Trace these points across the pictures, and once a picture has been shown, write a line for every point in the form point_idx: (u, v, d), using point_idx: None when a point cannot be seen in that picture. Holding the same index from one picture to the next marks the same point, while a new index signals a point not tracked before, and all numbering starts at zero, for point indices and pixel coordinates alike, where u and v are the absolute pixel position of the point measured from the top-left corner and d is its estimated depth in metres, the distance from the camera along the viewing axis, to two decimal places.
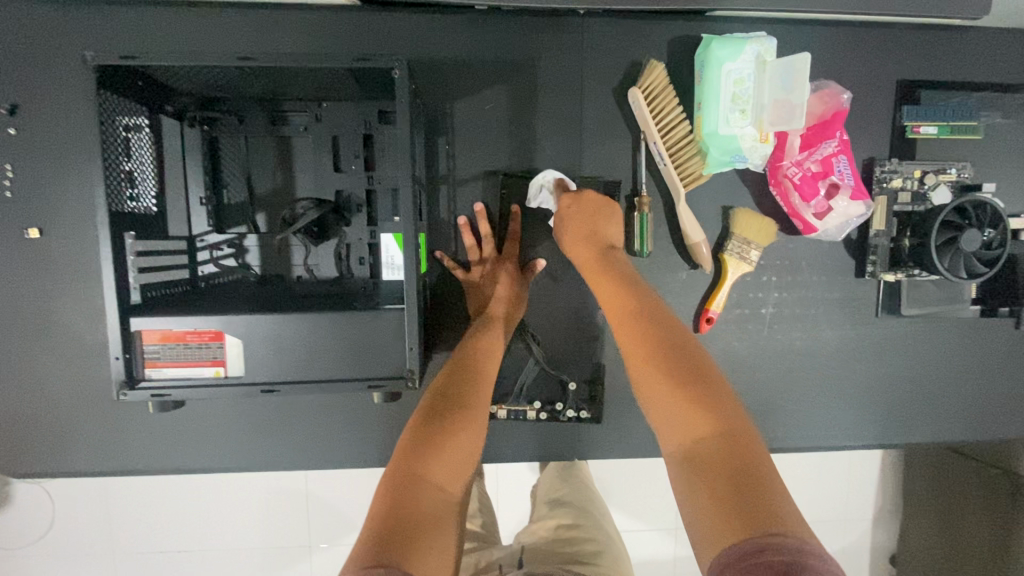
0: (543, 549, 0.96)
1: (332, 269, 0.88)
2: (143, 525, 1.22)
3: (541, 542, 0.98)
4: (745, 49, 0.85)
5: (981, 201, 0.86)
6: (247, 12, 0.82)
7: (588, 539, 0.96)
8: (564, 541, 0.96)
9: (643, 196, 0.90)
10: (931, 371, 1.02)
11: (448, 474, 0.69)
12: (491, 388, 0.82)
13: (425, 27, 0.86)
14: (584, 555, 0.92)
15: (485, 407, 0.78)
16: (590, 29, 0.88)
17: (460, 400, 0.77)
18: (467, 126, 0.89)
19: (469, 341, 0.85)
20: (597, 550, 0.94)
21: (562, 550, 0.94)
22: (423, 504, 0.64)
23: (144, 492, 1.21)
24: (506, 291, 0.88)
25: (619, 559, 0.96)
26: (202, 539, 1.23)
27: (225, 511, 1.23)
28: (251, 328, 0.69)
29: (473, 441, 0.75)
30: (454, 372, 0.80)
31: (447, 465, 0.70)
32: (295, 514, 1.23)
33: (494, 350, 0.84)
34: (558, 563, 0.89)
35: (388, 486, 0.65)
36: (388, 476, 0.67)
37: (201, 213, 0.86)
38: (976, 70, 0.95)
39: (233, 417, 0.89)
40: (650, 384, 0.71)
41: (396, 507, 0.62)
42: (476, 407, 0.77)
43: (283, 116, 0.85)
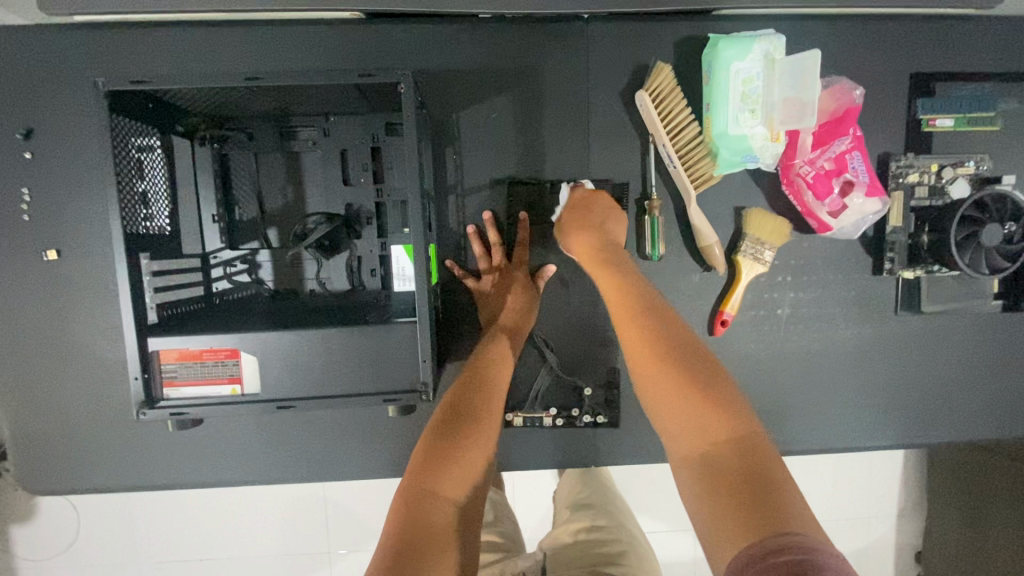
0: (568, 554, 0.95)
1: (343, 282, 0.88)
2: (166, 537, 1.24)
3: (564, 547, 0.98)
4: (753, 49, 0.84)
5: (1002, 195, 0.84)
6: (254, 30, 0.83)
7: (611, 540, 0.96)
8: (588, 544, 0.95)
9: (654, 199, 0.89)
10: (953, 367, 0.99)
11: (461, 489, 0.70)
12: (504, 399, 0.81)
13: (429, 38, 0.86)
14: (610, 557, 0.91)
15: (496, 418, 0.78)
16: (594, 33, 0.88)
17: (474, 414, 0.76)
18: (473, 135, 0.89)
19: (482, 351, 0.84)
20: (622, 551, 0.93)
21: (587, 554, 0.93)
22: (436, 520, 0.65)
23: (167, 504, 1.23)
24: (515, 300, 0.89)
25: (644, 558, 0.96)
26: (224, 549, 1.25)
27: (246, 521, 1.24)
28: (265, 345, 0.70)
29: (483, 453, 0.74)
30: (463, 384, 0.80)
31: (459, 481, 0.70)
32: (315, 523, 1.24)
33: (505, 360, 0.84)
34: (586, 567, 0.88)
35: (401, 503, 0.66)
36: (401, 492, 0.67)
37: (214, 230, 0.87)
38: (992, 59, 0.93)
39: (252, 431, 0.90)
40: (657, 386, 0.71)
41: (409, 526, 0.63)
42: (490, 420, 0.77)
43: (292, 131, 0.86)
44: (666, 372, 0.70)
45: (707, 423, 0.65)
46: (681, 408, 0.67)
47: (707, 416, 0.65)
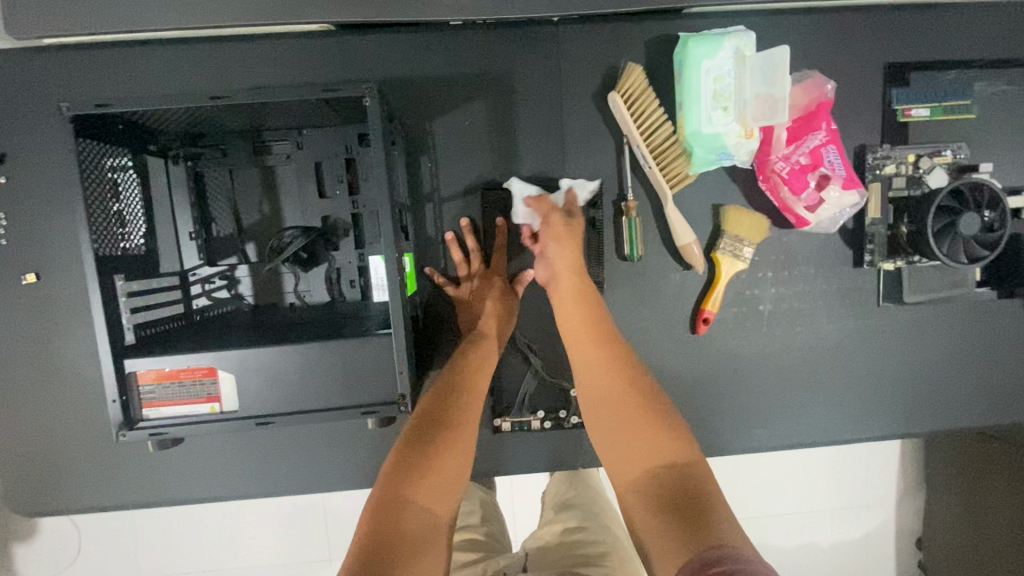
0: (550, 555, 0.97)
1: (323, 294, 0.88)
2: (165, 551, 1.24)
3: (547, 547, 0.98)
4: (723, 46, 0.83)
5: (978, 183, 0.84)
6: (223, 46, 0.83)
7: (594, 541, 0.96)
8: (571, 545, 0.97)
9: (631, 200, 0.89)
10: (940, 357, 0.99)
11: (433, 496, 0.72)
12: (481, 403, 0.82)
13: (399, 47, 0.86)
14: (590, 558, 0.92)
15: (474, 422, 0.79)
16: (565, 35, 0.87)
17: (448, 420, 0.77)
18: (448, 142, 0.89)
19: (460, 356, 0.85)
20: (603, 552, 0.94)
21: (568, 555, 0.94)
22: (408, 527, 0.67)
23: (165, 519, 1.23)
24: (494, 305, 0.88)
25: (627, 558, 0.96)
26: (224, 562, 1.25)
27: (244, 533, 1.25)
28: (242, 363, 0.70)
29: (459, 458, 0.76)
30: (440, 389, 0.80)
31: (431, 488, 0.72)
32: (312, 533, 1.25)
33: (484, 365, 0.85)
34: (564, 568, 0.90)
35: (374, 511, 0.68)
36: (376, 496, 0.70)
37: (191, 248, 0.87)
38: (967, 46, 0.92)
39: (240, 446, 0.90)
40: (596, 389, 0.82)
41: (382, 534, 0.65)
42: (465, 426, 0.78)
43: (265, 146, 0.86)
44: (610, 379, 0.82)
45: (652, 439, 0.79)
46: (625, 424, 0.80)
47: (656, 440, 0.78)
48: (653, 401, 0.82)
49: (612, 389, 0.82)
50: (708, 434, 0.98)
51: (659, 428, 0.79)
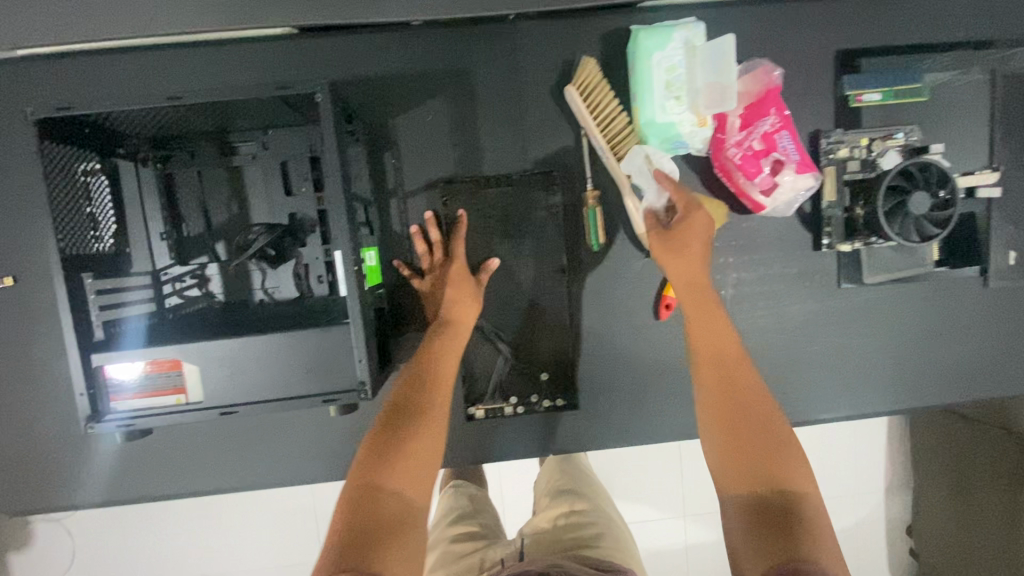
0: (547, 537, 0.96)
1: (292, 290, 0.90)
2: (157, 554, 1.27)
3: (543, 532, 0.98)
4: (673, 37, 0.85)
5: (926, 163, 0.86)
6: (189, 52, 0.86)
7: (589, 523, 0.97)
8: (566, 528, 0.97)
9: (590, 190, 0.92)
10: (904, 336, 1.01)
11: (408, 480, 0.71)
12: (450, 387, 0.83)
13: (360, 47, 0.88)
14: (587, 539, 0.92)
15: (444, 406, 0.80)
16: (520, 31, 0.90)
17: (416, 408, 0.78)
18: (410, 139, 0.91)
19: (427, 346, 0.86)
20: (598, 534, 0.94)
21: (564, 537, 0.94)
22: (380, 511, 0.67)
23: (156, 522, 1.26)
24: (456, 293, 0.88)
25: (621, 538, 0.97)
26: (216, 563, 1.27)
27: (235, 534, 1.27)
28: (205, 355, 0.72)
29: (433, 442, 0.75)
30: (409, 380, 0.82)
31: (407, 472, 0.71)
32: (300, 532, 1.26)
33: (449, 351, 0.85)
34: (563, 549, 0.89)
35: (347, 501, 0.68)
36: (349, 489, 0.70)
37: (162, 248, 0.88)
38: (911, 33, 0.95)
39: (218, 441, 0.92)
40: (713, 371, 0.77)
41: (356, 522, 0.65)
42: (434, 408, 0.79)
43: (231, 147, 0.88)
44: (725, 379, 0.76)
45: (760, 440, 0.71)
46: (721, 403, 0.75)
47: (762, 434, 0.71)
48: (767, 414, 0.73)
49: (729, 372, 0.77)
50: (675, 418, 0.99)
51: (764, 423, 0.72)
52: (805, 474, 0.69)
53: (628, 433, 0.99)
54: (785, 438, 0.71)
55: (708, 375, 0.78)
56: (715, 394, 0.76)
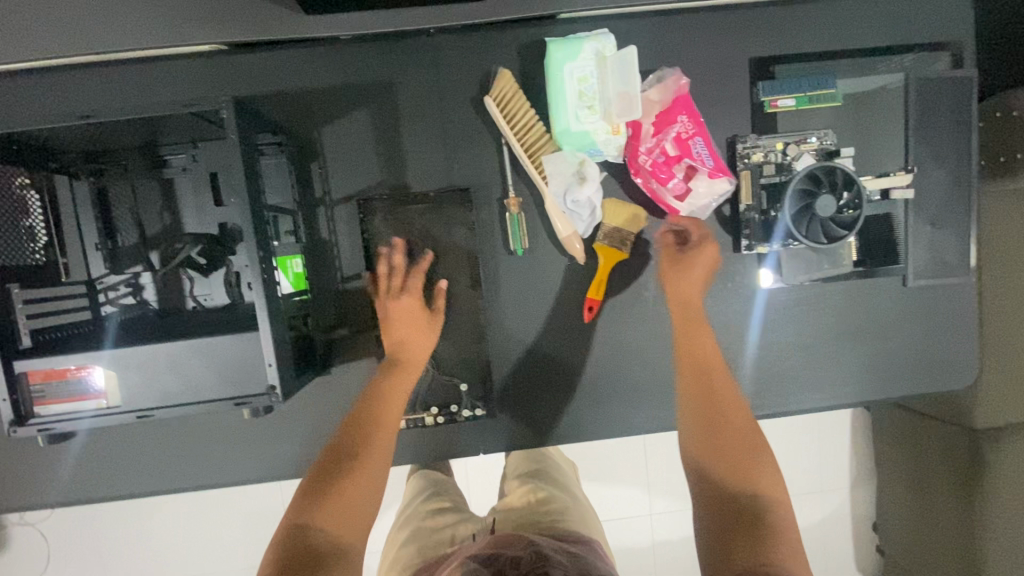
0: (520, 513, 1.00)
1: (223, 297, 0.94)
2: (132, 548, 1.36)
3: (515, 507, 1.02)
4: (584, 49, 0.89)
5: (832, 168, 0.89)
6: (122, 70, 0.90)
7: (557, 501, 1.02)
8: (537, 505, 1.01)
9: (512, 198, 0.95)
10: (824, 334, 1.04)
11: (340, 522, 0.74)
12: (394, 428, 0.86)
13: (286, 63, 0.92)
14: (558, 516, 0.97)
15: (384, 445, 0.84)
16: (440, 45, 0.93)
17: (359, 447, 0.82)
18: (336, 150, 0.94)
19: (374, 387, 0.89)
20: (563, 514, 0.98)
21: (536, 514, 0.98)
22: (309, 546, 0.70)
23: (131, 517, 1.35)
24: (407, 331, 0.92)
25: (585, 514, 1.03)
26: (189, 555, 1.36)
27: (205, 529, 1.36)
28: (123, 361, 0.75)
29: (370, 482, 0.79)
30: (353, 421, 0.86)
31: (338, 509, 0.75)
32: (268, 525, 1.36)
33: (396, 391, 0.89)
34: (539, 527, 0.94)
35: (281, 538, 0.71)
36: (284, 523, 0.73)
37: (96, 257, 0.91)
38: (822, 41, 0.98)
39: (156, 444, 0.96)
40: (695, 388, 0.88)
41: (288, 552, 0.69)
42: (371, 449, 0.82)
43: (162, 160, 0.92)
44: (707, 393, 0.87)
45: (735, 453, 0.81)
46: (705, 414, 0.85)
47: (739, 448, 0.81)
48: (745, 429, 0.84)
49: (717, 393, 0.87)
50: (602, 418, 1.01)
51: (740, 437, 0.82)
52: (780, 487, 0.78)
53: (554, 433, 1.01)
54: (762, 458, 0.80)
55: (689, 386, 0.89)
56: (700, 406, 0.86)
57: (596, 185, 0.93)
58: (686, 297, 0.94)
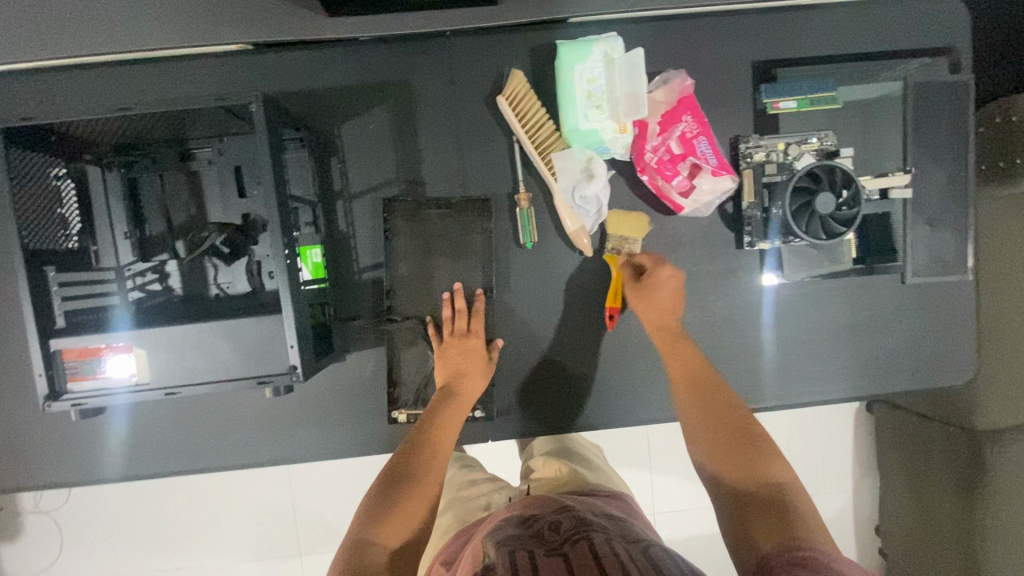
0: (550, 482, 1.06)
1: (245, 284, 0.97)
2: (147, 533, 1.39)
3: (544, 478, 1.09)
4: (593, 51, 0.93)
5: (831, 167, 0.93)
6: (154, 67, 0.95)
7: (584, 472, 1.09)
8: (566, 475, 1.08)
9: (523, 193, 0.99)
10: (826, 329, 1.07)
11: (395, 537, 0.81)
12: (444, 459, 0.92)
13: (309, 62, 0.97)
14: (587, 483, 1.04)
15: (434, 476, 0.89)
16: (455, 47, 0.98)
17: (411, 474, 0.87)
18: (354, 145, 0.99)
19: (429, 416, 0.94)
20: (590, 482, 1.05)
21: (566, 482, 1.05)
22: (368, 563, 0.76)
23: (147, 502, 1.38)
24: (466, 366, 0.97)
25: (610, 483, 1.10)
26: (202, 540, 1.40)
27: (219, 515, 1.39)
28: (152, 340, 0.79)
29: (416, 511, 0.85)
30: (408, 450, 0.90)
31: (393, 528, 0.81)
32: (280, 512, 1.39)
33: (450, 424, 0.94)
34: (571, 491, 1.00)
35: (348, 546, 0.79)
36: (349, 538, 0.80)
37: (126, 245, 0.96)
38: (822, 46, 1.02)
39: (177, 425, 0.99)
40: (692, 400, 0.94)
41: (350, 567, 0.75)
42: (429, 480, 0.88)
43: (190, 153, 0.96)
44: (703, 400, 0.93)
45: (739, 455, 0.87)
46: (706, 427, 0.91)
47: (742, 450, 0.87)
48: (740, 425, 0.90)
49: (709, 400, 0.93)
50: (607, 408, 1.04)
51: (743, 438, 0.89)
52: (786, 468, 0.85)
53: (557, 423, 1.04)
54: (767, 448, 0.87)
55: (685, 401, 0.94)
56: (700, 423, 0.92)
57: (604, 182, 0.97)
58: (666, 322, 0.98)
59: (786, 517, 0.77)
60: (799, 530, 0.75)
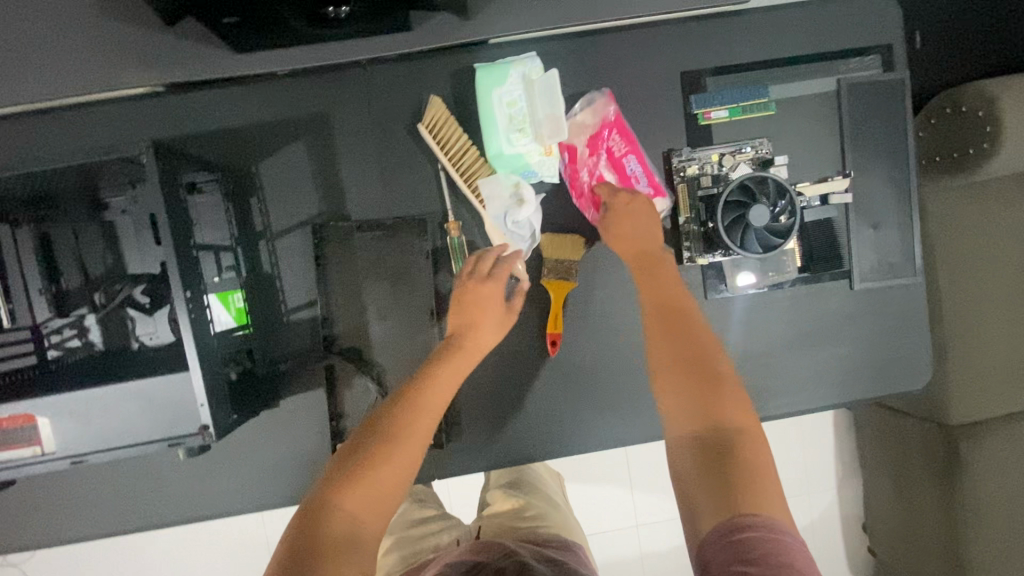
0: (501, 520, 1.04)
1: (169, 334, 0.94)
2: None
3: (496, 516, 1.07)
4: (510, 74, 0.91)
5: (762, 178, 0.91)
6: (61, 117, 0.92)
7: (538, 508, 1.06)
8: (518, 512, 1.05)
9: (451, 222, 0.95)
10: (777, 342, 1.03)
11: (362, 507, 0.71)
12: (435, 415, 0.82)
13: (221, 101, 0.93)
14: (538, 521, 1.02)
15: (414, 438, 0.78)
16: (370, 76, 0.94)
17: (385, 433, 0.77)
18: (273, 183, 0.95)
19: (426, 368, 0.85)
20: (541, 520, 1.03)
21: (516, 519, 1.03)
22: (328, 531, 0.68)
23: None
24: (479, 320, 0.90)
25: (565, 520, 1.07)
26: None
27: None
28: (56, 407, 0.76)
29: (393, 476, 0.75)
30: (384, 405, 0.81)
31: (359, 497, 0.72)
32: None
33: (436, 376, 0.84)
34: (518, 530, 0.98)
35: (300, 518, 0.70)
36: (304, 505, 0.71)
37: (42, 302, 0.92)
38: (751, 52, 0.99)
39: (112, 484, 0.97)
40: (662, 332, 0.83)
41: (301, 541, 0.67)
42: (407, 440, 0.77)
43: (102, 203, 0.92)
44: (677, 334, 0.82)
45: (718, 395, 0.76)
46: (682, 359, 0.80)
47: (720, 393, 0.76)
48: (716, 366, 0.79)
49: (688, 336, 0.82)
50: (555, 440, 1.00)
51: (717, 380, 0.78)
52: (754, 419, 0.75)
53: (504, 458, 0.99)
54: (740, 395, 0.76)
55: (654, 333, 0.84)
56: (672, 353, 0.81)
57: (533, 207, 0.95)
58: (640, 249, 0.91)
59: (752, 480, 0.68)
60: (761, 496, 0.66)
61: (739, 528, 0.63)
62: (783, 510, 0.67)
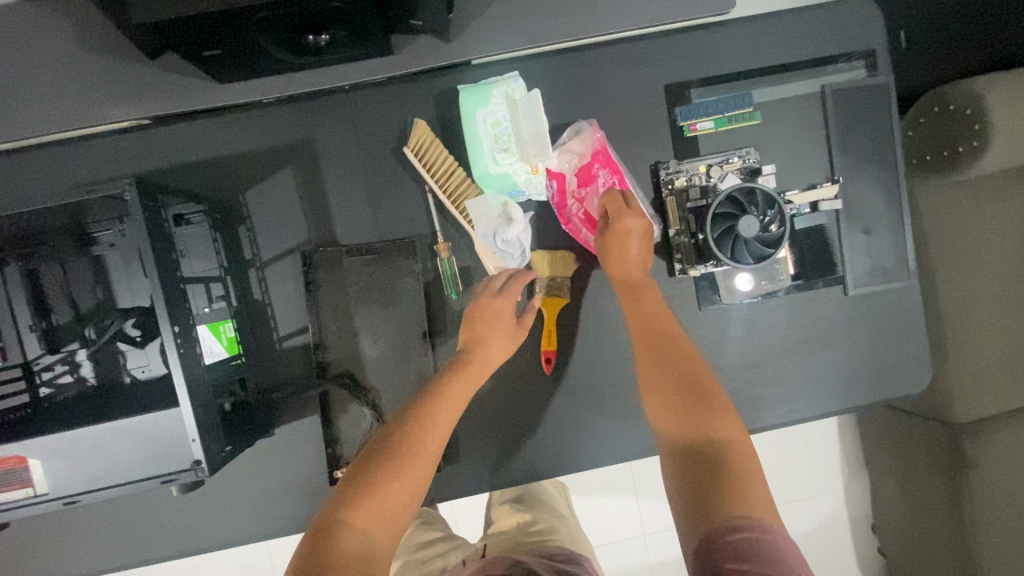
0: (508, 536, 1.03)
1: (161, 367, 0.94)
2: None
3: (503, 532, 1.06)
4: (494, 94, 0.91)
5: (750, 189, 0.91)
6: (47, 154, 0.92)
7: (544, 521, 1.06)
8: (524, 527, 1.05)
9: (440, 243, 0.95)
10: (773, 351, 1.03)
11: (379, 523, 0.69)
12: (448, 431, 0.80)
13: (206, 132, 0.94)
14: (544, 534, 1.01)
15: (431, 452, 0.76)
16: (354, 100, 0.94)
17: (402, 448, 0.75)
18: (261, 211, 0.95)
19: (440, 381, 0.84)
20: (548, 533, 1.02)
21: (522, 534, 1.02)
22: (342, 548, 0.65)
23: None
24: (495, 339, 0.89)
25: (573, 532, 1.06)
26: None
27: None
28: (45, 448, 0.76)
29: (407, 491, 0.72)
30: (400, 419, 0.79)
31: (373, 511, 0.69)
32: None
33: (454, 393, 0.83)
34: (524, 545, 0.97)
35: (308, 541, 0.66)
36: (315, 522, 0.69)
37: (32, 340, 0.91)
38: (734, 61, 0.99)
39: (110, 516, 0.97)
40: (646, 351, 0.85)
41: (314, 559, 0.64)
42: (420, 458, 0.75)
43: (90, 237, 0.92)
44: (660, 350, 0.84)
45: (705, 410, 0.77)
46: (666, 376, 0.82)
47: (707, 409, 0.78)
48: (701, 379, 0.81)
49: (671, 352, 0.84)
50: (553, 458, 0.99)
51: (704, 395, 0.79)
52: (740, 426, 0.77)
53: (503, 478, 0.98)
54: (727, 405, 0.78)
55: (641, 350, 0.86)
56: (658, 372, 0.83)
57: (523, 226, 0.94)
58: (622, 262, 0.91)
59: (739, 489, 0.69)
60: (748, 502, 0.68)
61: (728, 543, 0.64)
62: (770, 508, 0.68)
